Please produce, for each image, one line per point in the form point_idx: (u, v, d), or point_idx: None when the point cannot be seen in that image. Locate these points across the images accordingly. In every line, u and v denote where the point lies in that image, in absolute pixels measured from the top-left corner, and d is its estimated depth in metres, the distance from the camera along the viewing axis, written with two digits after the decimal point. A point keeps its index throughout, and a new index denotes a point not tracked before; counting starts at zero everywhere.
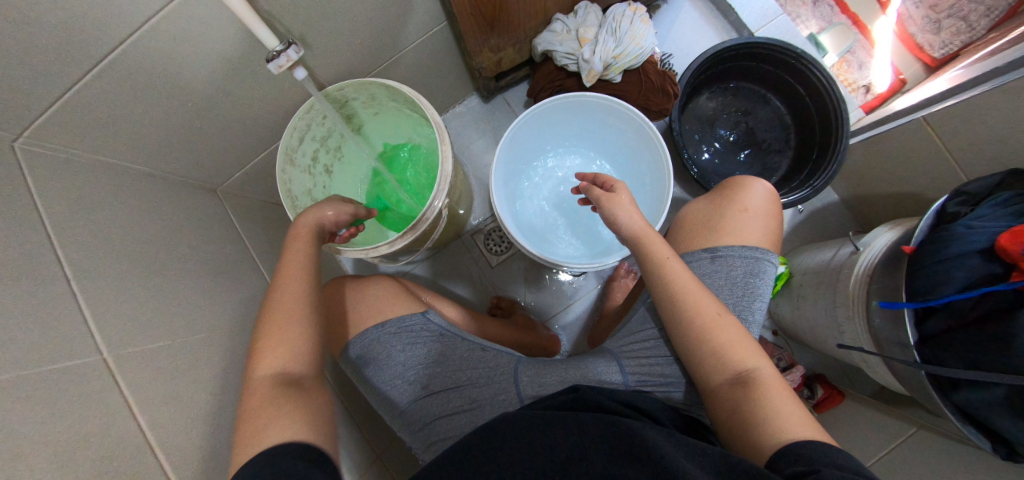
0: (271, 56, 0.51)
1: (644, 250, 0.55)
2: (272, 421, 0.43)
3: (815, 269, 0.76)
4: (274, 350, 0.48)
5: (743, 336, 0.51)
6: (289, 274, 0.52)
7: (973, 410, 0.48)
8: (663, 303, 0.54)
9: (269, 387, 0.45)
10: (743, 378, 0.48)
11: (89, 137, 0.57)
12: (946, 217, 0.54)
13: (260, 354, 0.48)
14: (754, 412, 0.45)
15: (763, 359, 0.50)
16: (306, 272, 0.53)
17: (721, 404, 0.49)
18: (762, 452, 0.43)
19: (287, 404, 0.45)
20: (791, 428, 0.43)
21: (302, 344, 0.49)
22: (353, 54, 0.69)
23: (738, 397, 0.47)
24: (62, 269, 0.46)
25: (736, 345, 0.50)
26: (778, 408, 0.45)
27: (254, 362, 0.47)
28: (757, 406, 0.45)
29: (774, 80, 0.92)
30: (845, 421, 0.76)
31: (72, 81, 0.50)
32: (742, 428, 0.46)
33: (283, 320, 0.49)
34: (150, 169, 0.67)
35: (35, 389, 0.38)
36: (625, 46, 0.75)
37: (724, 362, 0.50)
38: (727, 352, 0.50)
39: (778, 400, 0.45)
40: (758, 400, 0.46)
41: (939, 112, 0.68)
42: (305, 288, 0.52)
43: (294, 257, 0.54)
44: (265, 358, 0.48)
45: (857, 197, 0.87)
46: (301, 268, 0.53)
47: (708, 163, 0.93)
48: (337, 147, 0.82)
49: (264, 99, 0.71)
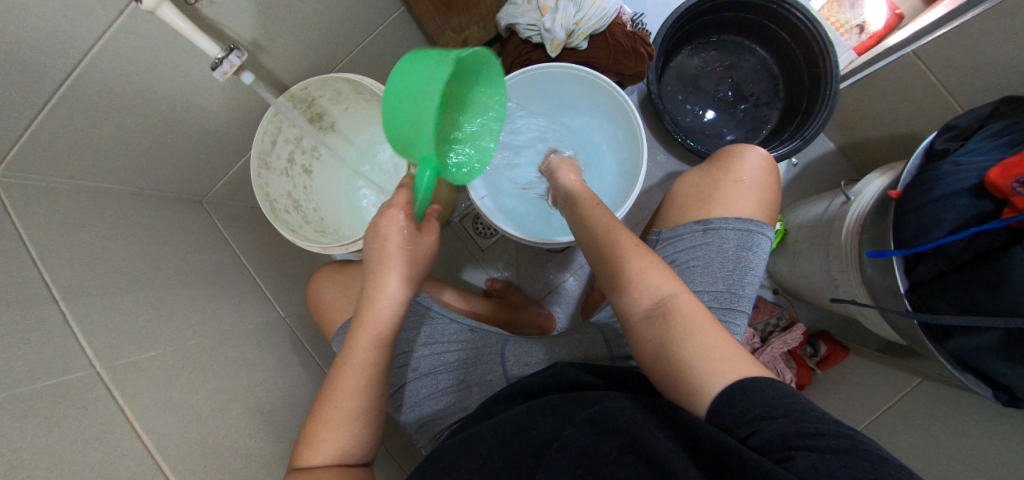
0: (214, 64, 0.50)
1: (579, 204, 0.61)
2: None
3: (809, 223, 0.73)
4: (324, 442, 0.48)
5: (660, 266, 0.51)
6: (344, 379, 0.49)
7: (967, 356, 0.45)
8: (591, 245, 0.56)
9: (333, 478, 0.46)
10: (663, 306, 0.48)
11: (64, 161, 0.58)
12: (934, 156, 0.51)
13: (303, 449, 0.48)
14: (681, 346, 0.45)
15: (680, 284, 0.50)
16: (370, 380, 0.50)
17: (642, 338, 0.49)
18: (690, 381, 0.43)
19: None
20: (714, 355, 0.43)
21: (343, 455, 0.48)
22: (313, 50, 0.68)
23: (657, 325, 0.47)
24: (50, 291, 0.48)
25: (654, 273, 0.50)
26: (703, 340, 0.44)
27: (301, 463, 0.47)
28: (675, 335, 0.46)
29: (756, 29, 0.88)
30: (849, 375, 0.73)
31: (35, 110, 0.51)
32: (668, 359, 0.45)
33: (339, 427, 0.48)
34: (131, 187, 0.69)
35: (31, 404, 0.40)
36: (586, 10, 0.72)
37: (643, 292, 0.49)
38: (645, 281, 0.50)
39: (701, 330, 0.45)
40: (675, 328, 0.46)
41: (929, 44, 0.64)
42: (366, 392, 0.49)
43: (360, 358, 0.49)
44: (321, 452, 0.48)
45: (852, 143, 0.83)
46: (360, 371, 0.49)
47: (692, 124, 0.90)
48: (312, 146, 0.81)
49: (232, 104, 0.71)
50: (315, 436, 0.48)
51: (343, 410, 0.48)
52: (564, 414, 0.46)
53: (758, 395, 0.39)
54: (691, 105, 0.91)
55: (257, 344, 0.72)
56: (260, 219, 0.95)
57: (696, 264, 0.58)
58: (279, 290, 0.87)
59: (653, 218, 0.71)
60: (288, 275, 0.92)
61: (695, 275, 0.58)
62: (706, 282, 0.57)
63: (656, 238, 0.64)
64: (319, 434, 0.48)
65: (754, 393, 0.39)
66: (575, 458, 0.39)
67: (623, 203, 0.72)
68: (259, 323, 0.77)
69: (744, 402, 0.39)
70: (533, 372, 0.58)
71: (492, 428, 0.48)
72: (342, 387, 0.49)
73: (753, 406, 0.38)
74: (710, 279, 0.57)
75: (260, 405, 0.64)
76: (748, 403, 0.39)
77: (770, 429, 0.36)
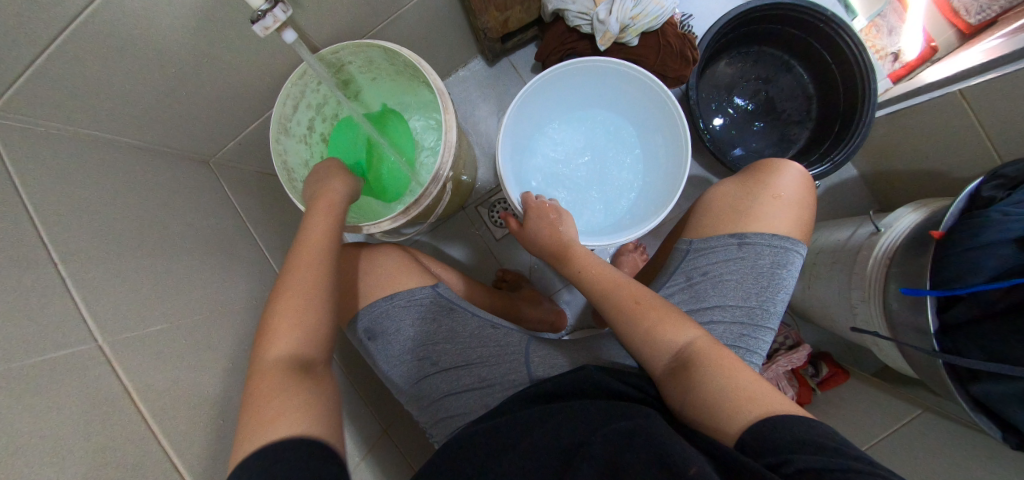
0: (256, 17, 0.45)
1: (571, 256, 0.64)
2: (273, 399, 0.40)
3: (830, 248, 0.74)
4: (279, 340, 0.45)
5: (673, 314, 0.52)
6: (304, 252, 0.51)
7: (989, 401, 0.47)
8: (599, 302, 0.58)
9: (286, 368, 0.43)
10: (680, 357, 0.49)
11: (63, 107, 0.52)
12: (979, 202, 0.51)
13: (267, 335, 0.45)
14: (703, 390, 0.45)
15: (695, 332, 0.51)
16: (318, 289, 0.48)
17: (672, 392, 0.49)
18: (719, 427, 0.43)
19: (302, 384, 0.43)
20: (737, 399, 0.43)
21: (309, 334, 0.46)
22: (347, 12, 0.62)
23: (680, 379, 0.48)
24: (49, 254, 0.43)
25: (664, 324, 0.51)
26: (724, 382, 0.45)
27: (259, 352, 0.44)
28: (694, 386, 0.47)
29: (798, 45, 0.87)
30: (848, 397, 0.76)
31: (38, 47, 0.45)
32: (697, 413, 0.46)
33: (300, 295, 0.47)
34: (134, 139, 0.63)
35: (26, 385, 0.36)
36: (644, 6, 0.69)
37: (659, 346, 0.51)
38: (659, 334, 0.51)
39: (720, 373, 0.46)
40: (695, 381, 0.47)
41: (977, 85, 0.64)
42: (323, 259, 0.51)
43: (315, 228, 0.53)
44: (279, 338, 0.45)
45: (878, 173, 0.85)
46: (311, 283, 0.48)
47: (723, 135, 0.89)
48: (333, 115, 0.77)
49: (255, 61, 0.65)
50: (278, 320, 0.46)
51: (308, 274, 0.49)
52: (594, 424, 0.45)
53: (785, 429, 0.38)
54: (723, 114, 0.90)
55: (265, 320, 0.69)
56: (269, 185, 0.90)
57: (729, 279, 0.58)
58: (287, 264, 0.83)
59: (682, 226, 0.70)
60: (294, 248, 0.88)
61: (728, 289, 0.58)
62: (739, 296, 0.57)
63: (686, 248, 0.62)
64: (276, 317, 0.46)
65: (780, 430, 0.38)
66: (601, 465, 0.38)
67: (653, 211, 0.71)
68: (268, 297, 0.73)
69: (775, 437, 0.38)
70: (561, 375, 0.58)
71: (507, 438, 0.47)
72: (290, 302, 0.47)
73: (780, 441, 0.37)
74: (743, 295, 0.57)
75: None
76: (772, 440, 0.38)
77: (804, 463, 0.34)
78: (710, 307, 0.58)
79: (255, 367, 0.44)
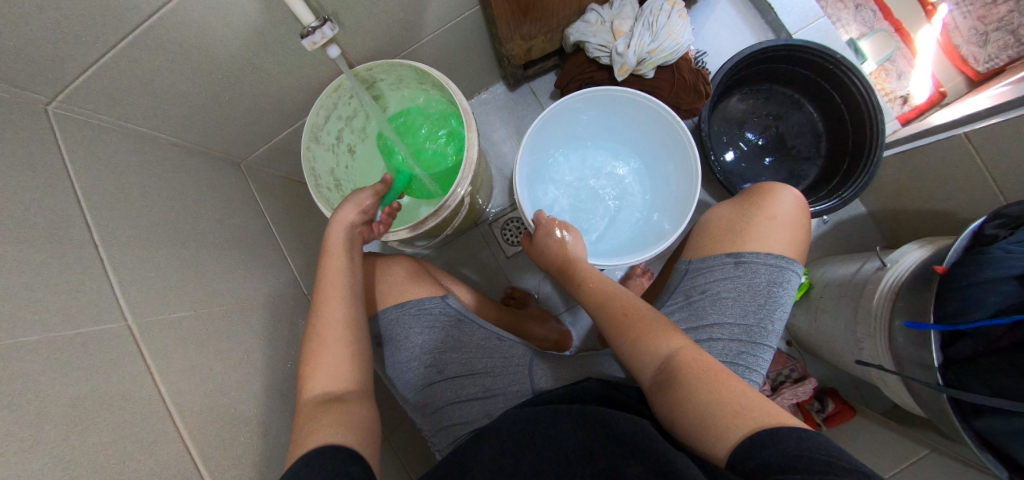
0: (306, 33, 0.50)
1: (574, 269, 0.66)
2: (315, 426, 0.45)
3: (837, 282, 0.75)
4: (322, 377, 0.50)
5: (662, 324, 0.54)
6: (329, 291, 0.54)
7: (993, 437, 0.47)
8: (597, 312, 0.61)
9: (328, 403, 0.48)
10: (667, 367, 0.51)
11: (118, 102, 0.57)
12: (982, 240, 0.52)
13: (306, 377, 0.50)
14: (694, 402, 0.46)
15: (681, 341, 0.52)
16: (340, 332, 0.52)
17: (659, 405, 0.50)
18: (710, 443, 0.44)
19: (343, 413, 0.47)
20: (724, 414, 0.44)
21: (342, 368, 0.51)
22: (384, 34, 0.67)
23: (666, 391, 0.49)
24: (90, 235, 0.46)
25: (653, 335, 0.53)
26: (710, 395, 0.46)
27: (301, 389, 0.49)
28: (681, 400, 0.47)
29: (808, 85, 0.90)
30: (855, 435, 0.75)
31: (105, 48, 0.50)
32: (686, 429, 0.46)
33: (328, 342, 0.51)
34: (175, 138, 0.67)
35: (61, 354, 0.38)
36: (661, 42, 0.73)
37: (651, 358, 0.52)
38: (648, 345, 0.53)
39: (705, 386, 0.47)
40: (683, 395, 0.47)
41: (982, 129, 0.66)
42: (345, 301, 0.54)
43: (335, 273, 0.56)
44: (314, 379, 0.50)
45: (886, 212, 0.86)
46: (340, 325, 0.53)
47: (734, 168, 0.91)
48: (361, 127, 0.82)
49: (293, 73, 0.70)
50: (314, 363, 0.50)
51: (335, 321, 0.53)
52: (589, 430, 0.47)
53: (766, 440, 0.39)
54: (734, 148, 0.93)
55: (280, 317, 0.71)
56: (292, 191, 0.94)
57: (726, 296, 0.59)
58: (304, 265, 0.86)
59: (682, 247, 0.72)
60: (312, 252, 0.91)
61: (725, 306, 0.59)
62: (736, 314, 0.58)
63: (686, 267, 0.64)
64: (310, 361, 0.51)
65: (764, 448, 0.39)
66: None
67: (664, 234, 0.73)
68: (285, 295, 0.76)
69: (764, 451, 0.38)
70: (565, 387, 0.59)
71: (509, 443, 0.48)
72: (325, 345, 0.51)
73: (768, 456, 0.37)
74: (741, 312, 0.58)
75: (276, 380, 0.63)
76: (761, 456, 0.38)
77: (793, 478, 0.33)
78: (709, 324, 0.59)
79: (300, 402, 0.49)
